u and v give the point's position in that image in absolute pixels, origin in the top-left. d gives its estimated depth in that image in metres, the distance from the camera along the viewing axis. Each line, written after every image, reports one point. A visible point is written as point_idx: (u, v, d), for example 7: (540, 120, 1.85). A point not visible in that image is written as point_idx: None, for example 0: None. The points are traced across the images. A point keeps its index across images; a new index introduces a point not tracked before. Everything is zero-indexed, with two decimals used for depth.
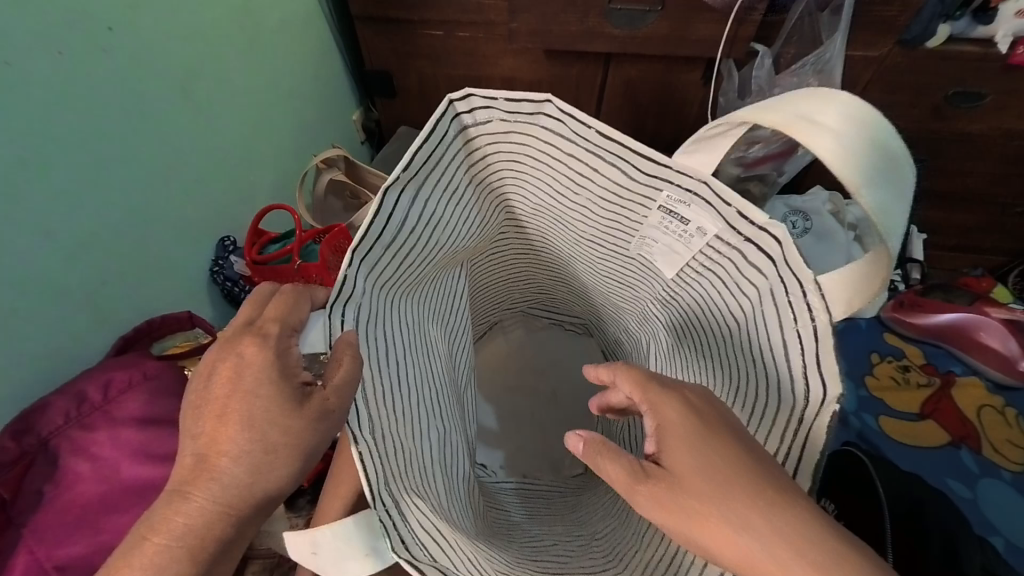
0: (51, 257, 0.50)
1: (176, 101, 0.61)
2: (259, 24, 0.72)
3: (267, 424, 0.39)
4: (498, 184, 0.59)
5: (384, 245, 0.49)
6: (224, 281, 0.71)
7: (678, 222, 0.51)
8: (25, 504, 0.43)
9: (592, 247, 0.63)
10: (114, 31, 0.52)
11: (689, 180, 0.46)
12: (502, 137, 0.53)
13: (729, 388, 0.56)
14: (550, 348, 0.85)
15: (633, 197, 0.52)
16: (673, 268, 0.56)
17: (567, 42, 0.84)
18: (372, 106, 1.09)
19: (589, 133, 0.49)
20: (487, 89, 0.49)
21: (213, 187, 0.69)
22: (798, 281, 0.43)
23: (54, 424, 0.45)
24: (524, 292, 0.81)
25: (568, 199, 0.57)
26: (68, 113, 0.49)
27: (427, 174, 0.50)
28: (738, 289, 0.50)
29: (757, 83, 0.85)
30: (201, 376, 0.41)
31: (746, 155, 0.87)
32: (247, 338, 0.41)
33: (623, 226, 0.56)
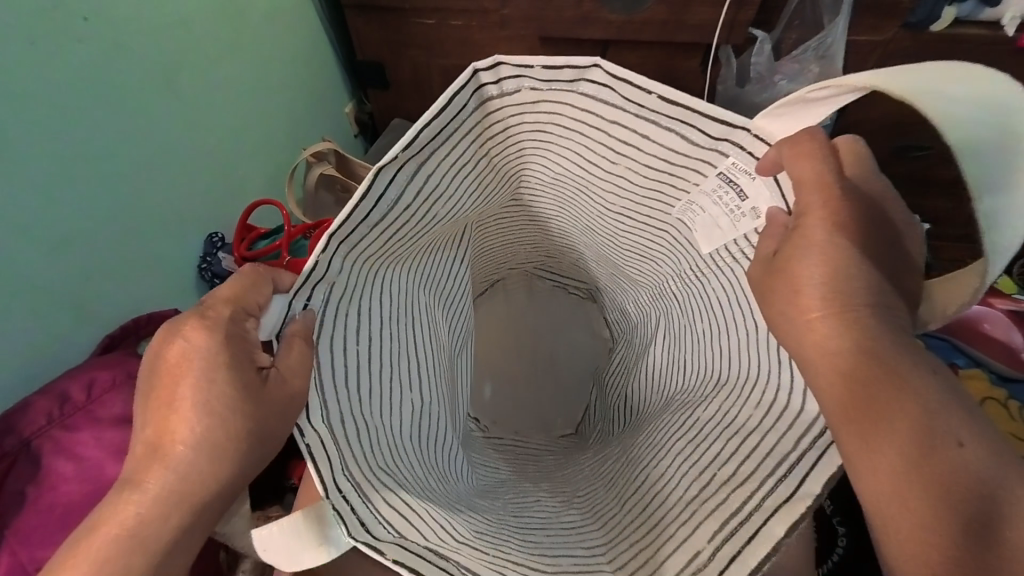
0: (29, 252, 0.49)
1: (158, 95, 0.59)
2: (244, 15, 0.70)
3: (225, 409, 0.38)
4: (519, 153, 0.58)
5: (370, 224, 0.47)
6: (212, 277, 0.69)
7: (732, 193, 0.50)
8: (7, 506, 0.42)
9: (615, 216, 0.62)
10: (89, 21, 0.50)
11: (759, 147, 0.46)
12: (529, 106, 0.52)
13: (737, 378, 0.56)
14: (552, 312, 0.84)
15: (687, 163, 0.51)
16: (710, 244, 0.55)
17: (562, 29, 0.82)
18: (365, 98, 1.07)
19: (649, 98, 0.49)
20: (522, 57, 0.49)
21: (200, 183, 0.68)
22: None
23: (37, 425, 0.44)
24: (531, 257, 0.79)
25: (601, 168, 0.57)
26: (42, 106, 0.48)
27: (434, 148, 0.48)
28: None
29: (757, 70, 0.84)
30: (149, 361, 0.39)
31: None
32: (193, 320, 0.39)
33: (667, 193, 0.56)
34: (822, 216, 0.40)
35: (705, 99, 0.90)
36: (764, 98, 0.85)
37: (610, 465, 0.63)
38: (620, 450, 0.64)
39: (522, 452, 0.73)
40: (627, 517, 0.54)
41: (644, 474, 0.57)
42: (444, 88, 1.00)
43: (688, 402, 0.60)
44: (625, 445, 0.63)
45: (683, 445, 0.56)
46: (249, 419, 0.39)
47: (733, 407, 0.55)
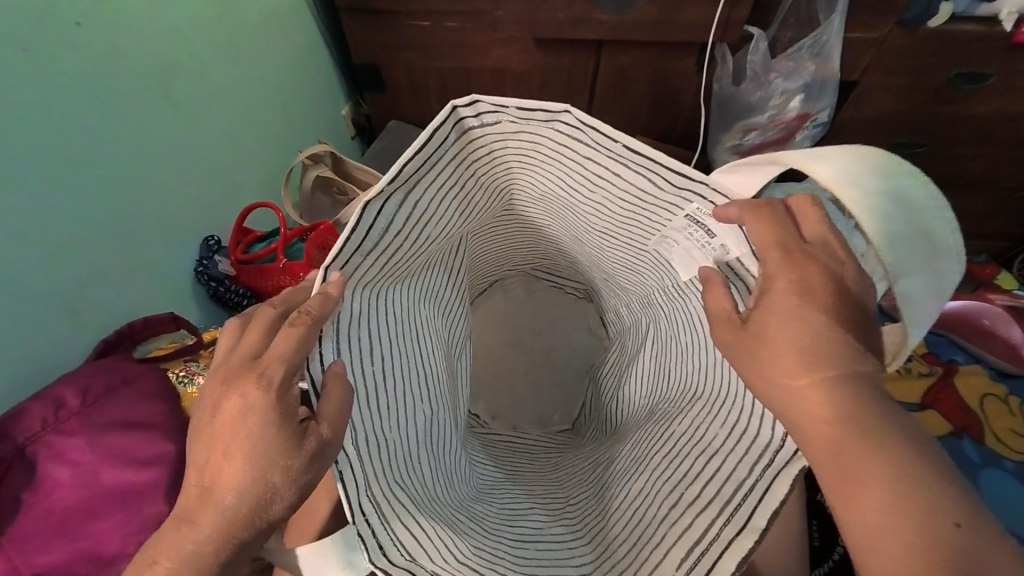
0: (24, 258, 0.49)
1: (152, 100, 0.59)
2: (237, 20, 0.70)
3: (268, 466, 0.37)
4: (506, 174, 0.57)
5: (366, 252, 0.47)
6: (209, 281, 0.69)
7: (703, 232, 0.50)
8: (2, 512, 0.41)
9: (600, 233, 0.62)
10: (82, 26, 0.50)
11: (717, 198, 0.45)
12: (511, 135, 0.52)
13: (710, 393, 0.56)
14: (548, 308, 0.84)
15: (657, 202, 0.51)
16: (688, 272, 0.55)
17: (555, 30, 0.82)
18: (361, 100, 1.08)
19: (615, 146, 0.48)
20: (497, 95, 0.48)
21: (195, 188, 0.68)
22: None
23: (32, 431, 0.44)
24: (526, 258, 0.78)
25: (580, 194, 0.56)
26: (35, 111, 0.48)
27: (422, 177, 0.48)
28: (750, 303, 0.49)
29: (752, 68, 0.82)
30: (206, 411, 0.39)
31: (742, 143, 0.90)
32: (250, 379, 0.39)
33: (642, 224, 0.56)
34: (789, 278, 0.39)
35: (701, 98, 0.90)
36: (760, 97, 0.84)
37: (603, 468, 0.63)
38: (613, 454, 0.63)
39: (517, 449, 0.73)
40: (616, 528, 0.54)
41: (633, 482, 0.57)
42: (438, 90, 1.00)
43: (670, 417, 0.60)
44: (618, 448, 0.63)
45: (660, 462, 0.56)
46: (287, 474, 0.38)
47: (706, 424, 0.54)
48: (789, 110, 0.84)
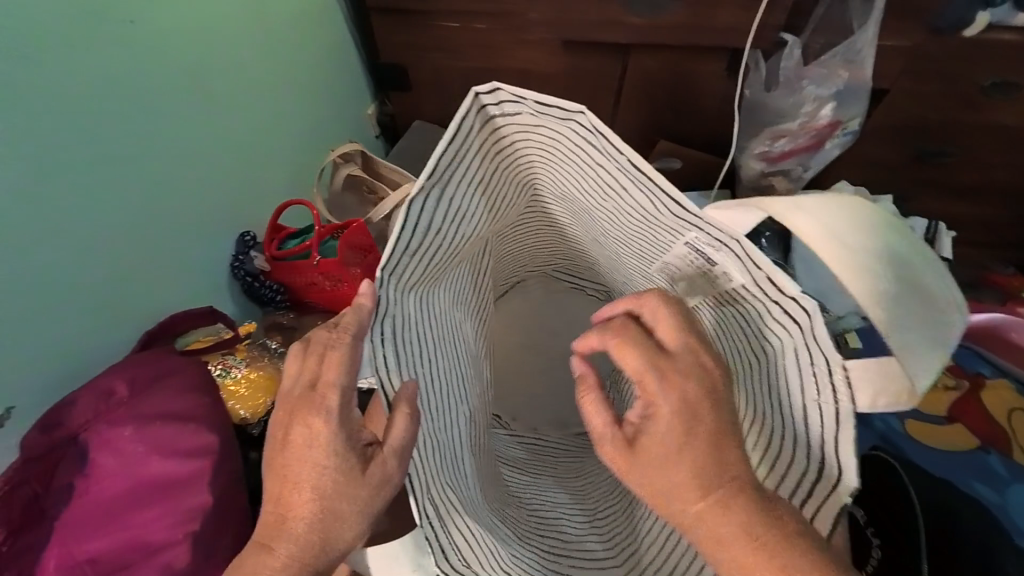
0: (75, 248, 0.50)
1: (195, 97, 0.61)
2: (272, 18, 0.71)
3: (336, 493, 0.42)
4: (529, 172, 0.52)
5: (410, 252, 0.47)
6: (244, 277, 0.70)
7: (704, 259, 0.43)
8: (58, 497, 0.43)
9: (607, 238, 0.55)
10: (135, 24, 0.52)
11: (715, 229, 0.39)
12: (530, 128, 0.47)
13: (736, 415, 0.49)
14: (566, 311, 0.80)
15: (661, 225, 0.45)
16: (693, 297, 0.49)
17: (585, 33, 0.83)
18: (386, 99, 1.07)
19: (621, 160, 0.43)
20: (517, 85, 0.43)
21: (233, 184, 0.68)
22: (811, 355, 0.38)
23: (84, 419, 0.45)
24: (547, 257, 0.76)
25: (591, 200, 0.51)
26: (89, 105, 0.49)
27: (452, 173, 0.45)
28: (757, 339, 0.43)
29: (784, 74, 0.81)
30: (276, 437, 0.43)
31: (770, 149, 0.86)
32: (310, 408, 0.42)
33: (648, 246, 0.49)
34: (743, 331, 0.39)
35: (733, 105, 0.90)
36: (792, 104, 0.82)
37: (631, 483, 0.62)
38: None
39: (543, 454, 0.73)
40: (647, 553, 0.54)
41: None
42: (462, 91, 1.01)
43: (692, 433, 0.54)
44: None
45: None
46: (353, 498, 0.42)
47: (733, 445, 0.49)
48: (821, 116, 0.82)
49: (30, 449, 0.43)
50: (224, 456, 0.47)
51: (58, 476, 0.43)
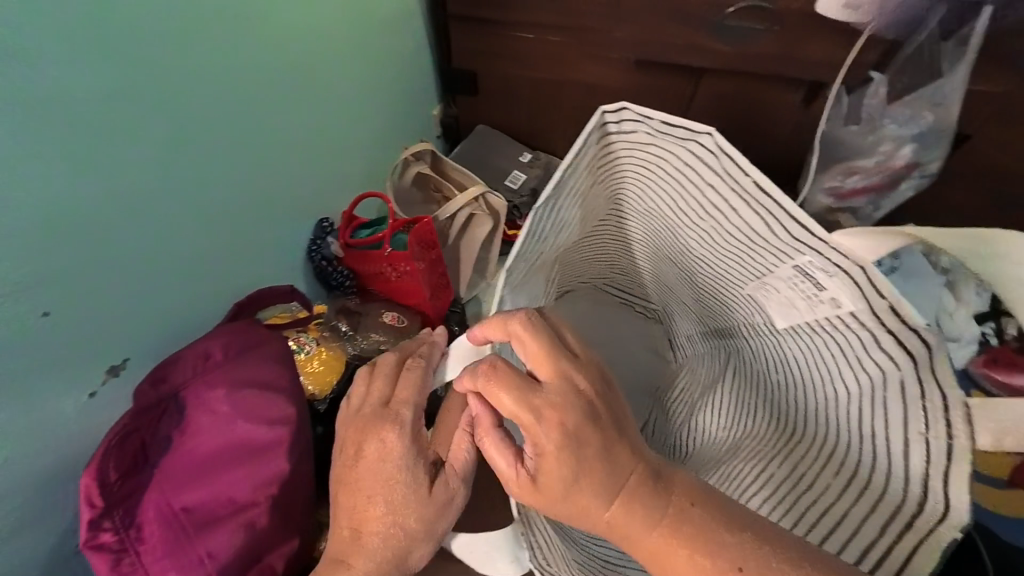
0: (191, 222, 0.54)
1: (298, 89, 0.64)
2: (368, 18, 0.74)
3: (405, 512, 0.44)
4: (625, 187, 0.55)
5: (521, 255, 0.47)
6: (319, 260, 0.74)
7: (811, 284, 0.45)
8: (157, 447, 0.46)
9: (686, 258, 0.57)
10: (263, 18, 0.56)
11: (838, 256, 0.41)
12: (640, 145, 0.51)
13: (817, 441, 0.49)
14: (614, 329, 0.71)
15: (767, 246, 0.47)
16: (786, 321, 0.50)
17: (670, 54, 0.84)
18: (452, 101, 1.08)
19: (744, 181, 0.45)
20: (643, 106, 0.48)
21: (319, 173, 0.72)
22: (920, 382, 0.40)
23: (185, 376, 0.49)
24: (600, 273, 0.69)
25: (688, 220, 0.53)
26: (216, 92, 0.53)
27: (569, 178, 0.48)
28: (857, 364, 0.45)
29: (867, 111, 0.80)
30: (347, 454, 0.45)
31: (841, 185, 0.84)
32: (386, 423, 0.45)
33: (744, 266, 0.51)
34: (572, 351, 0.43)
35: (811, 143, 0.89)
36: (870, 142, 0.80)
37: None
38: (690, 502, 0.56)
39: None
40: None
41: None
42: (529, 100, 1.02)
43: (763, 457, 0.53)
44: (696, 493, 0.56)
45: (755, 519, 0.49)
46: (421, 518, 0.44)
47: (816, 470, 0.48)
48: (899, 155, 0.79)
49: (137, 403, 0.46)
50: (302, 429, 0.51)
51: (157, 431, 0.47)
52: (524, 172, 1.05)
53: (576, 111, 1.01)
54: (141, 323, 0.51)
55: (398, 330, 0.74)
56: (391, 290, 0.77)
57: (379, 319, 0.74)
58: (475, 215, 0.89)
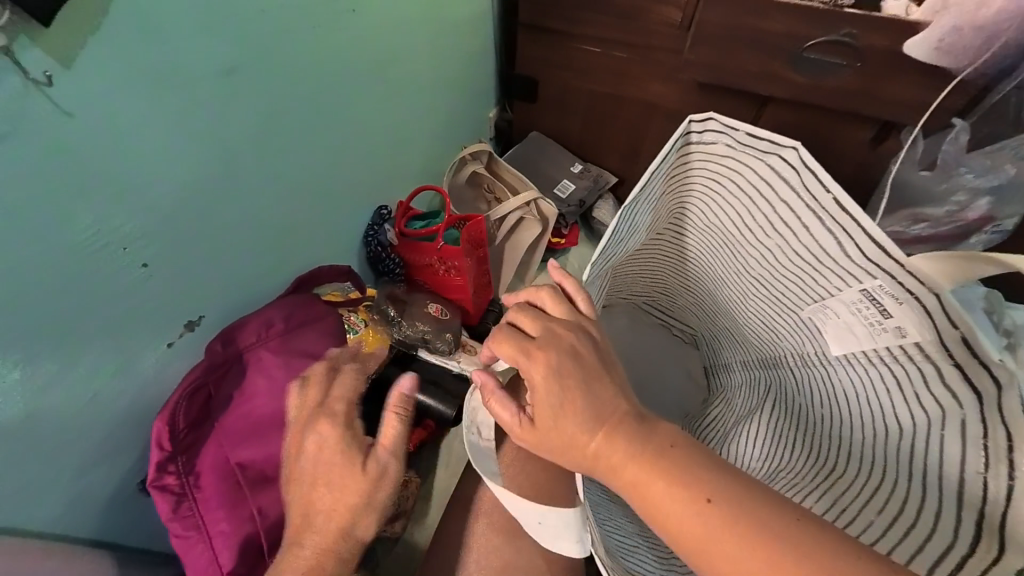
0: (268, 199, 0.57)
1: (374, 82, 0.67)
2: (444, 19, 0.76)
3: (347, 491, 0.44)
4: (690, 198, 0.53)
5: (601, 254, 0.48)
6: (375, 246, 0.77)
7: (875, 310, 0.43)
8: (218, 404, 0.49)
9: (738, 278, 0.55)
10: (354, 13, 0.58)
11: (912, 280, 0.38)
12: (716, 158, 0.48)
13: (856, 477, 0.46)
14: (648, 345, 0.69)
15: (833, 268, 0.44)
16: (840, 348, 0.47)
17: (741, 81, 0.78)
18: (508, 106, 1.10)
19: (824, 198, 0.42)
20: (732, 116, 0.45)
21: (382, 163, 0.75)
22: (983, 421, 0.37)
23: (250, 340, 0.51)
24: (643, 288, 0.67)
25: (751, 237, 0.50)
26: (305, 79, 0.56)
27: (648, 184, 0.46)
28: (914, 399, 0.42)
29: (943, 157, 0.76)
30: (292, 452, 0.47)
31: (907, 231, 0.83)
32: (320, 416, 0.48)
33: (804, 289, 0.48)
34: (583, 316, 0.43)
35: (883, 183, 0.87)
36: (942, 190, 0.79)
37: None
38: None
39: None
40: None
41: None
42: (586, 113, 1.03)
43: (797, 490, 0.51)
44: None
45: None
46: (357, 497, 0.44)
47: (852, 504, 0.45)
48: (974, 208, 0.76)
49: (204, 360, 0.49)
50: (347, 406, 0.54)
51: (218, 389, 0.49)
52: (573, 182, 1.06)
53: (632, 128, 1.01)
54: (215, 288, 0.55)
55: (440, 322, 0.76)
56: (436, 281, 0.80)
57: (424, 309, 0.76)
58: (524, 218, 0.92)
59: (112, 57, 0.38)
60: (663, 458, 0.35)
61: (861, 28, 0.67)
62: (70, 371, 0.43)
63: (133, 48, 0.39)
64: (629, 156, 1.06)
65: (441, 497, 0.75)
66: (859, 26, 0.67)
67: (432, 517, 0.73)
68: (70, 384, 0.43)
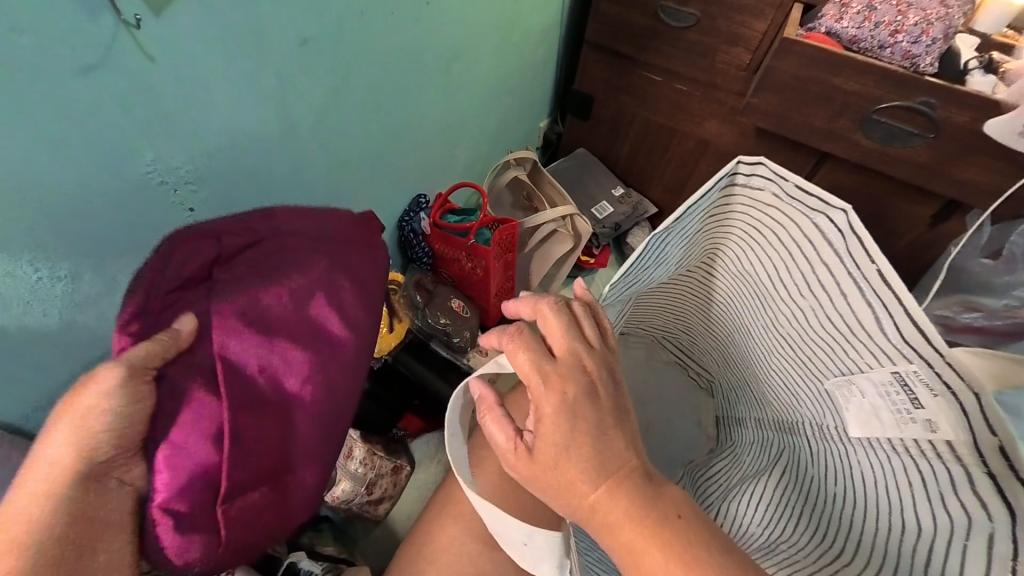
0: (314, 168, 0.59)
1: (436, 74, 0.68)
2: (513, 25, 0.77)
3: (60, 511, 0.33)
4: (727, 240, 0.51)
5: (622, 279, 0.47)
6: (408, 233, 0.78)
7: (905, 398, 0.40)
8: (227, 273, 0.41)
9: (764, 332, 0.53)
10: (428, 6, 0.60)
11: (952, 373, 0.36)
12: (761, 205, 0.47)
13: (862, 569, 0.43)
14: (661, 384, 0.68)
15: (866, 343, 0.42)
16: (861, 430, 0.45)
17: (803, 134, 0.75)
18: (561, 119, 1.11)
19: (866, 266, 0.40)
20: (782, 164, 0.44)
21: (429, 154, 0.76)
22: (1014, 542, 0.33)
23: (289, 226, 0.46)
24: (667, 324, 0.66)
25: (785, 293, 0.48)
26: (370, 61, 0.58)
27: (684, 217, 0.45)
28: (936, 500, 0.39)
29: (1013, 248, 0.71)
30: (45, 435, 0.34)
31: (955, 317, 0.77)
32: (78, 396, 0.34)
33: (833, 359, 0.46)
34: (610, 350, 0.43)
35: (940, 264, 0.82)
36: (1004, 282, 0.73)
37: None
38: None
39: None
40: None
41: None
42: (638, 139, 1.02)
43: (795, 567, 0.48)
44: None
45: None
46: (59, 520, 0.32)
47: None
48: None
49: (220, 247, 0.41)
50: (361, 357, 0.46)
51: (223, 273, 0.41)
52: (612, 205, 1.04)
53: (681, 161, 1.00)
54: None
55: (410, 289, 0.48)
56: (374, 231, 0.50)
57: (446, 302, 0.76)
58: (557, 231, 0.92)
59: (197, 7, 0.40)
60: (668, 527, 0.34)
61: (940, 98, 0.64)
62: (106, 296, 0.45)
63: (219, 6, 0.41)
64: (674, 190, 1.04)
65: (426, 492, 0.74)
66: (940, 96, 0.64)
67: (412, 508, 0.72)
68: (100, 308, 0.45)
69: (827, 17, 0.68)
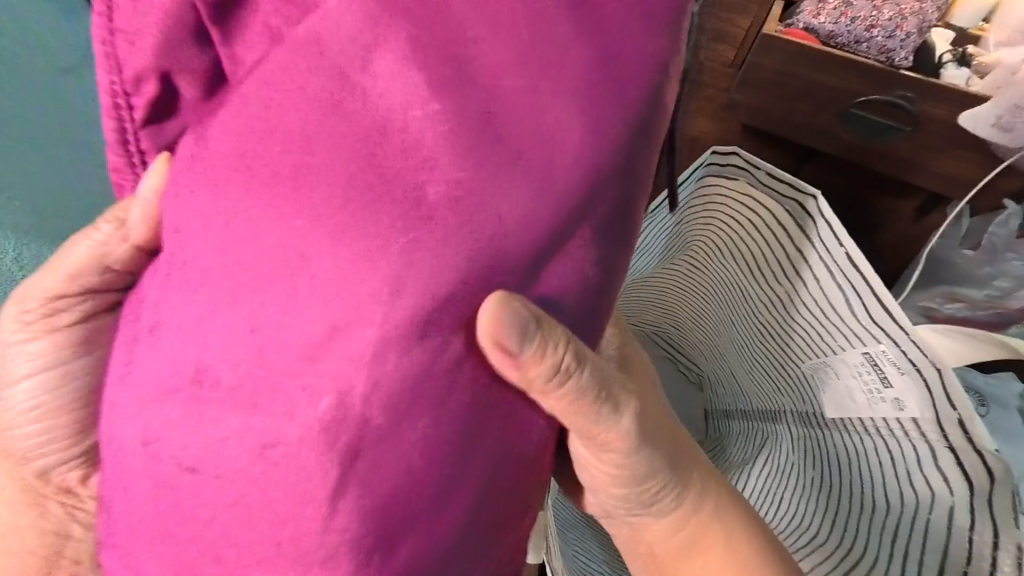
0: None
1: None
2: None
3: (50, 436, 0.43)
4: (704, 229, 0.52)
5: None
6: None
7: (877, 377, 0.41)
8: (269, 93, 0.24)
9: (744, 320, 0.53)
10: None
11: (918, 353, 0.37)
12: (735, 193, 0.47)
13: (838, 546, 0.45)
14: None
15: (838, 327, 0.42)
16: (837, 411, 0.46)
17: (787, 130, 0.76)
18: None
19: (835, 251, 0.40)
20: (755, 152, 0.44)
21: None
22: (971, 515, 0.38)
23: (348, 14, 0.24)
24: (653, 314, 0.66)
25: (760, 281, 0.49)
26: None
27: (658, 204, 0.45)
28: (904, 476, 0.41)
29: (991, 240, 0.72)
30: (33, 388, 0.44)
31: (938, 309, 0.79)
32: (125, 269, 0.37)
33: (808, 346, 0.47)
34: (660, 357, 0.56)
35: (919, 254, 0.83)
36: (985, 272, 0.74)
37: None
38: None
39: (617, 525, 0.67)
40: None
41: None
42: None
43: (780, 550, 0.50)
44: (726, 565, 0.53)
45: None
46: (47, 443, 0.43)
47: None
48: (1015, 297, 0.71)
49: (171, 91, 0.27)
50: (393, 260, 0.24)
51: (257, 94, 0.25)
52: None
53: None
54: None
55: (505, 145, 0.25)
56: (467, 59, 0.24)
57: None
58: None
59: None
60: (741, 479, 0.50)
61: (918, 92, 0.65)
62: None
63: None
64: None
65: None
66: (918, 90, 0.64)
67: None
68: None
69: (806, 13, 0.69)
